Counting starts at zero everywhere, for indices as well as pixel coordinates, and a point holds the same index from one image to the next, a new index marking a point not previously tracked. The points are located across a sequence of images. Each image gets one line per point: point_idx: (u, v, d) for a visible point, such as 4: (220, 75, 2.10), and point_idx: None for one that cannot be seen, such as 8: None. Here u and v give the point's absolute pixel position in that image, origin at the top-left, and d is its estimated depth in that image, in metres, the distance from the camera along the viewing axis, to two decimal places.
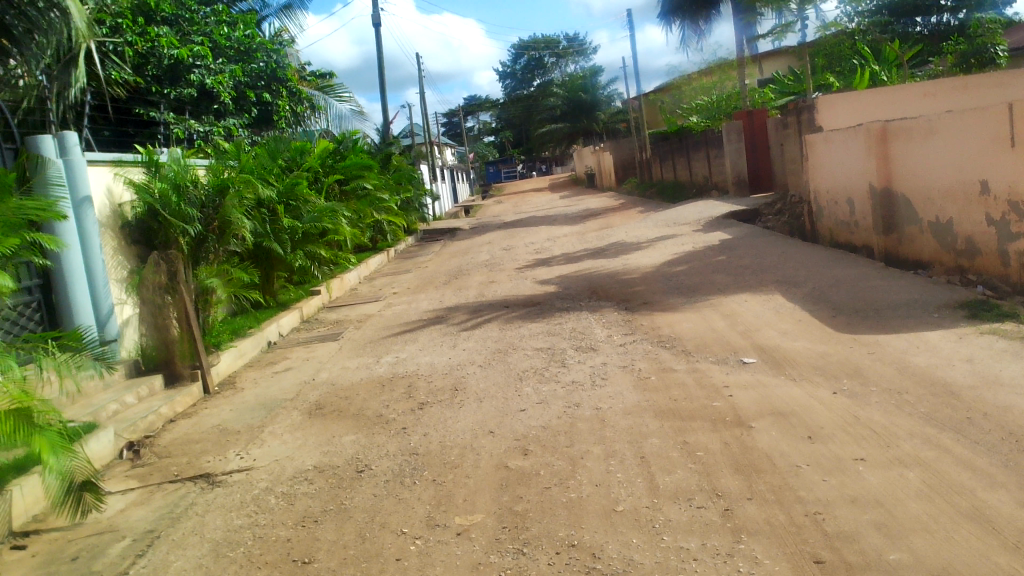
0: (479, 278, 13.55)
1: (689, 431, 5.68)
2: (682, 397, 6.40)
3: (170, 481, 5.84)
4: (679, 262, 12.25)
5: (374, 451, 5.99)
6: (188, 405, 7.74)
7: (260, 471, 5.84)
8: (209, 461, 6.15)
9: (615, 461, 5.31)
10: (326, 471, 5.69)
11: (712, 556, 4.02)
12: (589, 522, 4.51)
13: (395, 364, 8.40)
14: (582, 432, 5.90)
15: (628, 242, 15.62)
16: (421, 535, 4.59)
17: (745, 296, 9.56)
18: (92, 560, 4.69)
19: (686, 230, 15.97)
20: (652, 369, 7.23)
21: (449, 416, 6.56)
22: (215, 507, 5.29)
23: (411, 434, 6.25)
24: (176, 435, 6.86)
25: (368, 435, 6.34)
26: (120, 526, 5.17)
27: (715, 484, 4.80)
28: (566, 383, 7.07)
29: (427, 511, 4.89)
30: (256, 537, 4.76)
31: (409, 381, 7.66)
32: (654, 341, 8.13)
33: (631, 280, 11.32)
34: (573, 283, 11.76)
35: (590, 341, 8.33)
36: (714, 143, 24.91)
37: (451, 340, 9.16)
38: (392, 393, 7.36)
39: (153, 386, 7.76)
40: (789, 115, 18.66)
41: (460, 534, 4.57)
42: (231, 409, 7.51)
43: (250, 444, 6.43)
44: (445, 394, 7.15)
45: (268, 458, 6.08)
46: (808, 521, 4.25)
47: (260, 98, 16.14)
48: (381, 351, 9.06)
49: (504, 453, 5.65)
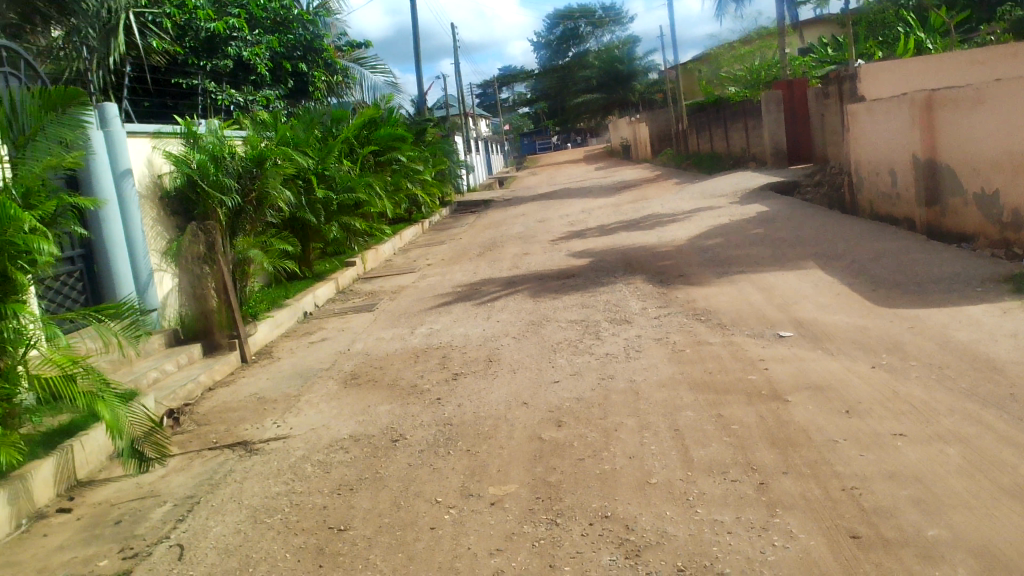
0: (513, 250, 13.54)
1: (724, 405, 5.64)
2: (717, 370, 6.35)
3: (210, 448, 5.94)
4: (716, 235, 12.12)
5: (407, 421, 6.04)
6: (227, 373, 7.84)
7: (297, 439, 5.92)
8: (247, 429, 6.24)
9: (648, 434, 5.29)
10: (362, 440, 5.74)
11: (746, 529, 4.00)
12: (623, 493, 4.51)
13: (429, 335, 8.43)
14: (616, 404, 5.88)
15: (664, 214, 15.49)
16: (455, 505, 4.62)
17: (782, 270, 9.43)
18: (134, 524, 4.80)
19: (723, 202, 15.77)
20: (687, 342, 7.18)
21: (483, 387, 6.58)
22: (252, 474, 5.37)
23: (445, 404, 6.28)
24: (216, 403, 6.97)
25: (402, 405, 6.39)
26: (161, 491, 5.28)
27: (750, 458, 4.77)
28: (600, 355, 7.05)
29: (460, 481, 4.92)
30: (293, 504, 4.84)
31: (443, 352, 7.70)
32: (689, 314, 8.07)
33: (667, 253, 11.23)
34: (608, 255, 11.70)
35: (624, 314, 8.29)
36: (752, 114, 24.47)
37: (484, 312, 9.17)
38: (427, 364, 7.40)
39: (193, 355, 7.88)
40: (830, 84, 18.27)
41: (494, 504, 4.59)
42: (268, 378, 7.60)
43: (287, 412, 6.51)
44: (479, 365, 7.18)
45: (305, 427, 6.16)
46: (845, 496, 4.21)
47: (296, 69, 16.17)
48: (416, 322, 9.10)
49: (537, 424, 5.66)
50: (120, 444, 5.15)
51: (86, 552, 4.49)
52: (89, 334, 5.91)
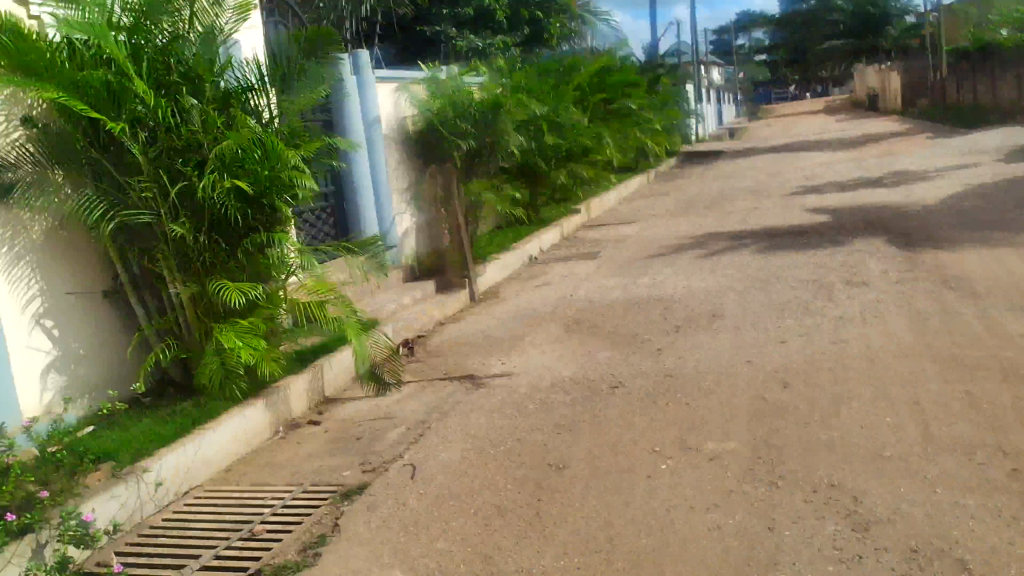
0: (742, 204, 13.05)
1: (975, 381, 5.16)
2: (969, 343, 5.81)
3: (441, 379, 6.31)
4: (975, 195, 10.98)
5: (627, 369, 6.06)
6: (457, 310, 8.23)
7: (520, 377, 6.13)
8: (475, 364, 6.55)
9: (884, 404, 4.96)
10: (582, 384, 5.85)
11: (994, 517, 3.66)
12: (852, 464, 4.28)
13: (652, 286, 8.36)
14: (850, 370, 5.55)
15: (914, 170, 14.24)
16: (672, 456, 4.60)
17: None
18: (374, 442, 5.22)
19: (986, 159, 14.23)
20: (934, 310, 6.62)
21: (705, 342, 6.46)
22: (478, 406, 5.64)
23: (665, 356, 6.24)
24: (446, 337, 7.37)
25: (622, 352, 6.42)
26: (397, 413, 5.69)
27: (1004, 441, 4.34)
28: (833, 318, 6.67)
29: (679, 433, 4.88)
30: (515, 439, 5.03)
31: (666, 304, 7.62)
32: (938, 280, 7.41)
33: (916, 213, 10.34)
34: (848, 212, 10.97)
35: (863, 276, 7.77)
36: None
37: (709, 265, 8.95)
38: (648, 314, 7.37)
39: (427, 291, 8.34)
40: None
41: (712, 459, 4.52)
42: (494, 317, 7.90)
43: (511, 351, 6.76)
44: (702, 319, 7.04)
45: (527, 366, 6.37)
46: None
47: (533, 16, 16.38)
48: (638, 272, 9.06)
49: (762, 384, 5.48)
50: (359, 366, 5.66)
51: (332, 462, 4.95)
52: (340, 260, 6.43)
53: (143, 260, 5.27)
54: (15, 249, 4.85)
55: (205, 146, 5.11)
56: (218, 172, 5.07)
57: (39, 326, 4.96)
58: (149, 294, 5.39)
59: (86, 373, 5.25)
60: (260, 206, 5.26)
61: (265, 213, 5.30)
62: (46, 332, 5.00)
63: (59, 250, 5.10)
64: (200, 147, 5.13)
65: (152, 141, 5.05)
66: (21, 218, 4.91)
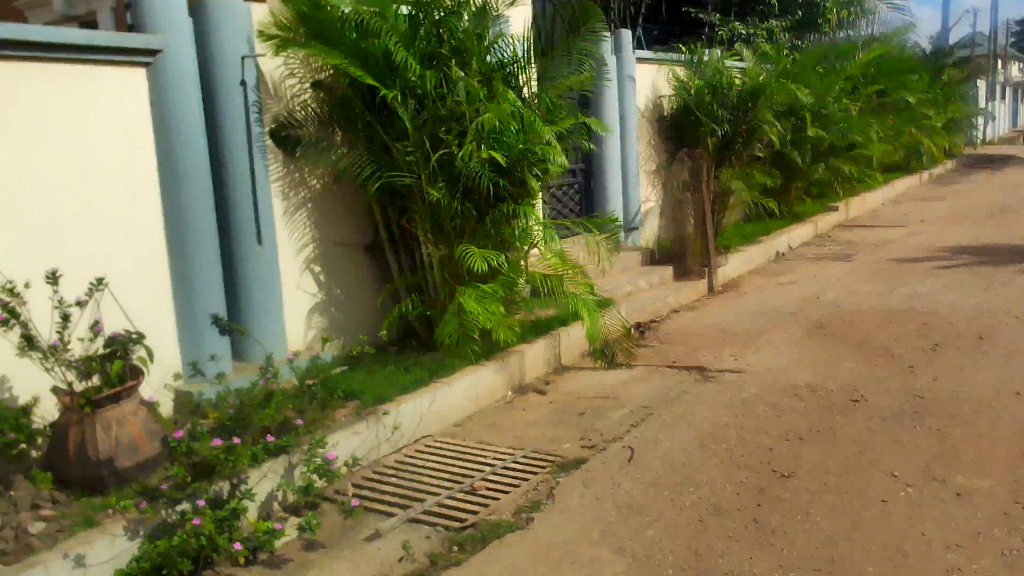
0: None
1: None
2: None
3: (669, 366, 6.11)
4: None
5: (873, 383, 5.52)
6: (695, 299, 7.99)
7: (752, 376, 5.80)
8: (705, 356, 6.29)
9: None
10: (819, 392, 5.41)
11: None
12: None
13: (911, 296, 7.61)
14: None
15: None
16: (914, 484, 4.12)
17: None
18: (594, 420, 5.15)
19: None
20: None
21: (971, 366, 5.72)
22: (705, 399, 5.40)
23: (920, 374, 5.61)
24: (680, 324, 7.16)
25: (869, 364, 5.88)
26: (621, 395, 5.57)
27: None
28: None
29: (926, 461, 4.36)
30: (740, 438, 4.77)
31: (926, 319, 6.86)
32: None
33: None
34: None
35: None
36: None
37: (985, 283, 7.93)
38: (905, 326, 6.68)
39: (665, 276, 8.17)
40: None
41: (961, 495, 3.99)
42: (731, 310, 7.58)
43: (747, 348, 6.41)
44: (969, 340, 6.26)
45: (761, 366, 6.01)
46: None
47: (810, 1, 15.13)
48: (899, 281, 8.25)
49: None
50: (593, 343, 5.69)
51: (553, 432, 4.99)
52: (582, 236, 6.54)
53: (400, 219, 5.66)
54: (297, 199, 5.41)
55: (467, 117, 5.23)
56: (476, 142, 5.17)
57: (309, 270, 5.52)
58: (403, 252, 5.80)
59: (344, 316, 5.76)
60: (512, 176, 5.39)
61: (516, 184, 5.43)
62: (315, 276, 5.54)
63: (332, 205, 5.65)
64: (462, 118, 5.26)
65: (420, 109, 5.28)
66: (303, 171, 5.44)
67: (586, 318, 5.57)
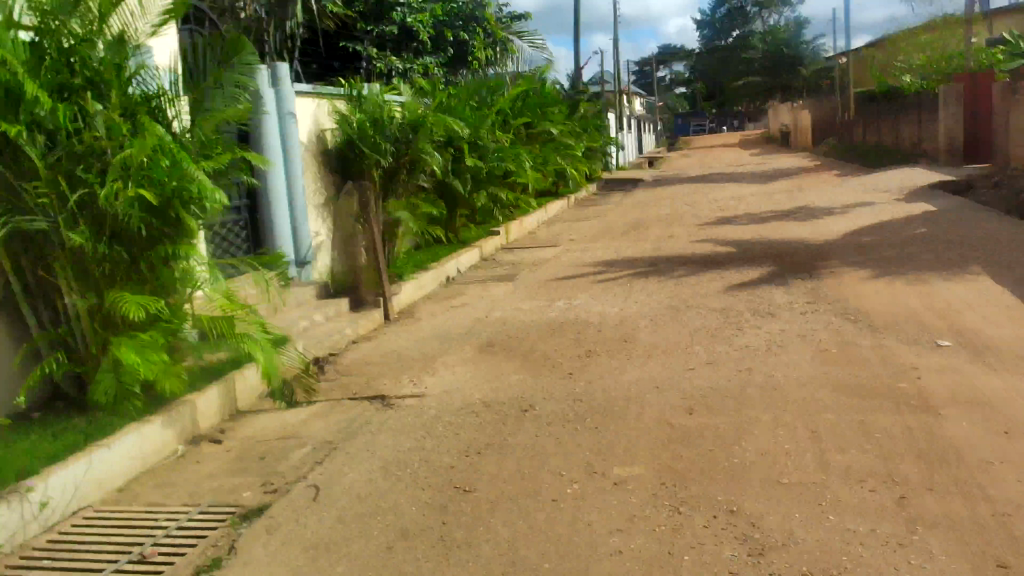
0: (659, 231, 13.20)
1: (870, 410, 5.22)
2: (864, 373, 5.89)
3: (350, 399, 6.10)
4: (874, 232, 11.24)
5: (539, 392, 5.97)
6: (372, 328, 8.08)
7: (430, 398, 5.99)
8: (385, 384, 6.37)
9: (783, 432, 4.97)
10: (492, 407, 5.73)
11: (880, 543, 3.72)
12: (750, 490, 4.28)
13: (566, 309, 8.37)
14: (752, 398, 5.56)
15: (819, 206, 14.49)
16: (579, 480, 4.52)
17: (944, 273, 8.66)
18: (276, 462, 4.99)
19: (886, 198, 14.61)
20: (834, 341, 6.70)
21: (617, 367, 6.41)
22: (388, 427, 5.47)
23: (577, 380, 6.18)
24: (358, 355, 7.18)
25: (534, 375, 6.35)
26: (302, 433, 5.45)
27: (893, 470, 4.40)
28: (739, 347, 6.70)
29: (586, 457, 4.80)
30: (423, 460, 4.90)
31: (580, 328, 7.57)
32: (839, 313, 7.51)
33: (821, 248, 10.51)
34: (759, 245, 11.12)
35: (770, 306, 7.86)
36: (925, 106, 22.02)
37: (625, 292, 8.96)
38: (563, 337, 7.32)
39: (341, 308, 8.18)
40: (1018, 78, 16.05)
41: (617, 484, 4.46)
42: (408, 336, 7.76)
43: (424, 372, 6.61)
44: (614, 344, 7.02)
45: (439, 388, 6.22)
46: (995, 522, 3.83)
47: (458, 39, 16.16)
48: (555, 296, 9.03)
49: (668, 410, 5.44)
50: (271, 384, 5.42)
51: (232, 482, 4.74)
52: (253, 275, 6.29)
53: (37, 270, 5.02)
54: None
55: (110, 152, 4.86)
56: (122, 180, 4.83)
57: None
58: (42, 304, 5.13)
59: None
60: (164, 217, 5.03)
61: (171, 225, 5.08)
62: None
63: None
64: (103, 154, 4.87)
65: (52, 145, 4.80)
66: None
67: (259, 356, 5.34)
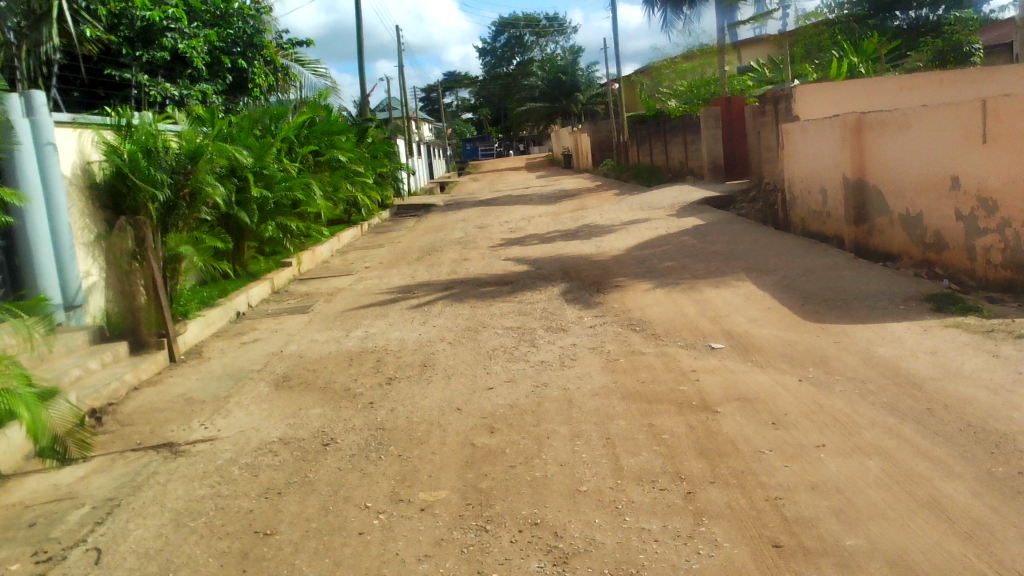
0: (453, 255, 13.39)
1: (655, 414, 5.56)
2: (649, 379, 6.27)
3: (133, 450, 5.66)
4: (651, 246, 12.05)
5: (339, 424, 5.84)
6: (154, 372, 7.59)
7: (224, 441, 5.69)
8: (173, 430, 5.98)
9: (580, 442, 5.17)
10: (291, 444, 5.53)
11: (672, 538, 3.97)
12: (553, 501, 4.43)
13: (364, 338, 8.27)
14: (549, 412, 5.75)
15: (601, 224, 15.34)
16: (385, 510, 4.47)
17: (714, 281, 9.41)
18: (48, 527, 4.53)
19: (660, 215, 15.70)
20: (621, 351, 7.09)
21: (417, 392, 6.42)
22: (177, 476, 5.14)
23: (378, 409, 6.11)
24: (141, 402, 6.70)
25: (334, 408, 6.21)
26: (79, 493, 4.99)
27: (679, 467, 4.71)
28: (535, 363, 6.92)
29: (391, 487, 4.76)
30: (218, 508, 4.64)
31: (378, 356, 7.50)
32: (624, 324, 7.96)
33: (605, 263, 11.11)
34: (549, 263, 11.57)
35: (561, 322, 8.19)
36: (689, 129, 23.92)
37: (422, 317, 9.00)
38: (361, 367, 7.22)
39: (118, 353, 7.62)
40: (764, 103, 17.81)
41: (423, 510, 4.45)
42: (196, 378, 7.34)
43: (215, 414, 6.27)
44: (414, 370, 7.02)
45: (233, 429, 5.92)
46: (769, 505, 4.21)
47: (235, 65, 15.64)
48: (351, 325, 8.90)
49: (470, 430, 5.51)
50: (36, 440, 4.97)
51: None
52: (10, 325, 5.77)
53: None
54: None
55: None
56: None
57: None
58: None
59: None
60: None
61: None
62: None
63: None
64: None
65: None
66: None
67: (23, 411, 4.82)
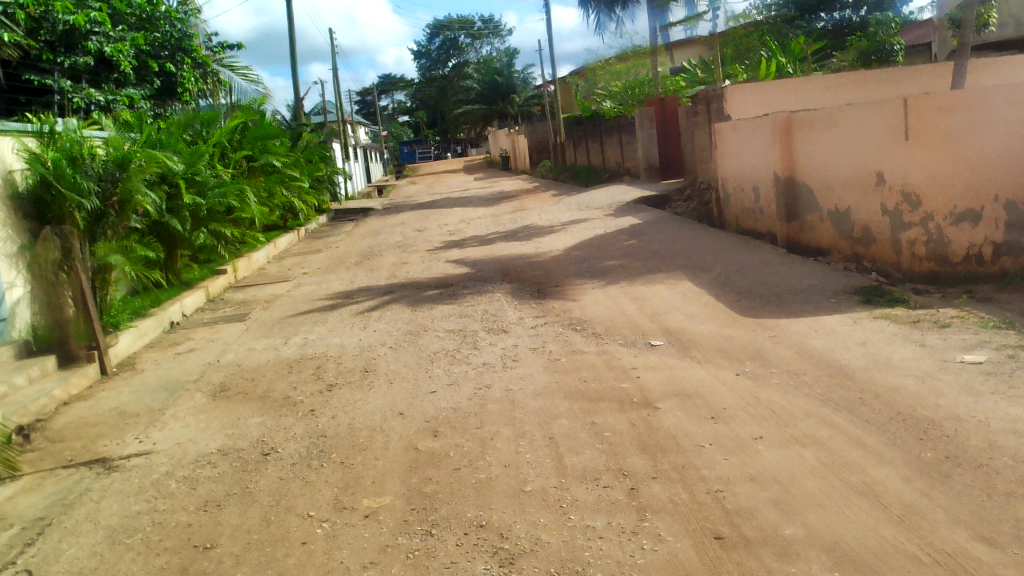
0: (392, 258, 13.30)
1: (597, 412, 5.61)
2: (591, 377, 6.33)
3: (65, 467, 5.48)
4: (590, 245, 12.16)
5: (279, 433, 5.75)
6: (84, 386, 7.38)
7: (160, 455, 5.55)
8: (106, 446, 5.81)
9: (523, 442, 5.19)
10: (230, 455, 5.43)
11: (617, 534, 4.01)
12: (498, 502, 4.43)
13: (303, 345, 8.16)
14: (492, 413, 5.75)
15: (541, 225, 15.42)
16: (328, 518, 4.41)
17: (652, 279, 9.53)
18: None
19: (598, 214, 15.85)
20: (562, 350, 7.13)
21: (359, 398, 6.36)
22: (112, 492, 4.99)
23: (319, 416, 6.03)
24: (72, 418, 6.49)
25: (274, 417, 6.10)
26: (7, 514, 4.81)
27: (621, 464, 4.77)
28: (477, 365, 6.92)
29: (334, 494, 4.70)
30: (155, 523, 4.52)
31: (318, 363, 7.41)
32: (565, 324, 8.01)
33: (545, 263, 11.17)
34: (489, 265, 11.58)
35: (502, 323, 8.20)
36: (625, 129, 24.17)
37: (362, 322, 8.91)
38: (301, 374, 7.12)
39: (46, 367, 7.37)
40: (698, 103, 18.08)
41: (368, 516, 4.41)
42: (130, 390, 7.15)
43: (151, 427, 6.11)
44: (355, 376, 6.95)
45: (169, 442, 5.78)
46: (710, 498, 4.29)
47: (163, 69, 15.31)
48: (290, 332, 8.77)
49: (413, 435, 5.48)
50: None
51: None
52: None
53: None
54: None
55: None
56: None
57: None
58: None
59: None
60: None
61: None
62: None
63: None
64: None
65: None
66: None
67: None
